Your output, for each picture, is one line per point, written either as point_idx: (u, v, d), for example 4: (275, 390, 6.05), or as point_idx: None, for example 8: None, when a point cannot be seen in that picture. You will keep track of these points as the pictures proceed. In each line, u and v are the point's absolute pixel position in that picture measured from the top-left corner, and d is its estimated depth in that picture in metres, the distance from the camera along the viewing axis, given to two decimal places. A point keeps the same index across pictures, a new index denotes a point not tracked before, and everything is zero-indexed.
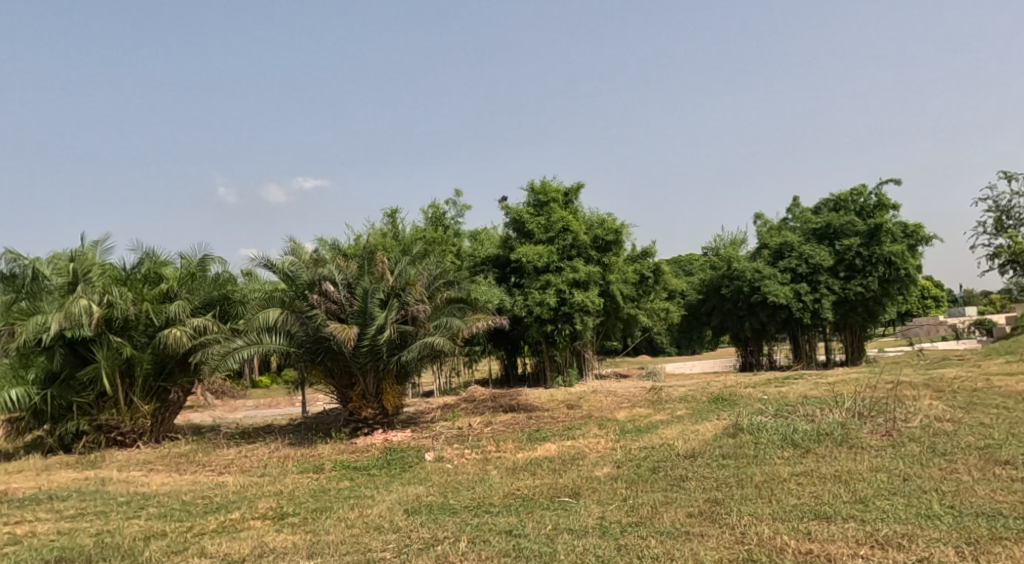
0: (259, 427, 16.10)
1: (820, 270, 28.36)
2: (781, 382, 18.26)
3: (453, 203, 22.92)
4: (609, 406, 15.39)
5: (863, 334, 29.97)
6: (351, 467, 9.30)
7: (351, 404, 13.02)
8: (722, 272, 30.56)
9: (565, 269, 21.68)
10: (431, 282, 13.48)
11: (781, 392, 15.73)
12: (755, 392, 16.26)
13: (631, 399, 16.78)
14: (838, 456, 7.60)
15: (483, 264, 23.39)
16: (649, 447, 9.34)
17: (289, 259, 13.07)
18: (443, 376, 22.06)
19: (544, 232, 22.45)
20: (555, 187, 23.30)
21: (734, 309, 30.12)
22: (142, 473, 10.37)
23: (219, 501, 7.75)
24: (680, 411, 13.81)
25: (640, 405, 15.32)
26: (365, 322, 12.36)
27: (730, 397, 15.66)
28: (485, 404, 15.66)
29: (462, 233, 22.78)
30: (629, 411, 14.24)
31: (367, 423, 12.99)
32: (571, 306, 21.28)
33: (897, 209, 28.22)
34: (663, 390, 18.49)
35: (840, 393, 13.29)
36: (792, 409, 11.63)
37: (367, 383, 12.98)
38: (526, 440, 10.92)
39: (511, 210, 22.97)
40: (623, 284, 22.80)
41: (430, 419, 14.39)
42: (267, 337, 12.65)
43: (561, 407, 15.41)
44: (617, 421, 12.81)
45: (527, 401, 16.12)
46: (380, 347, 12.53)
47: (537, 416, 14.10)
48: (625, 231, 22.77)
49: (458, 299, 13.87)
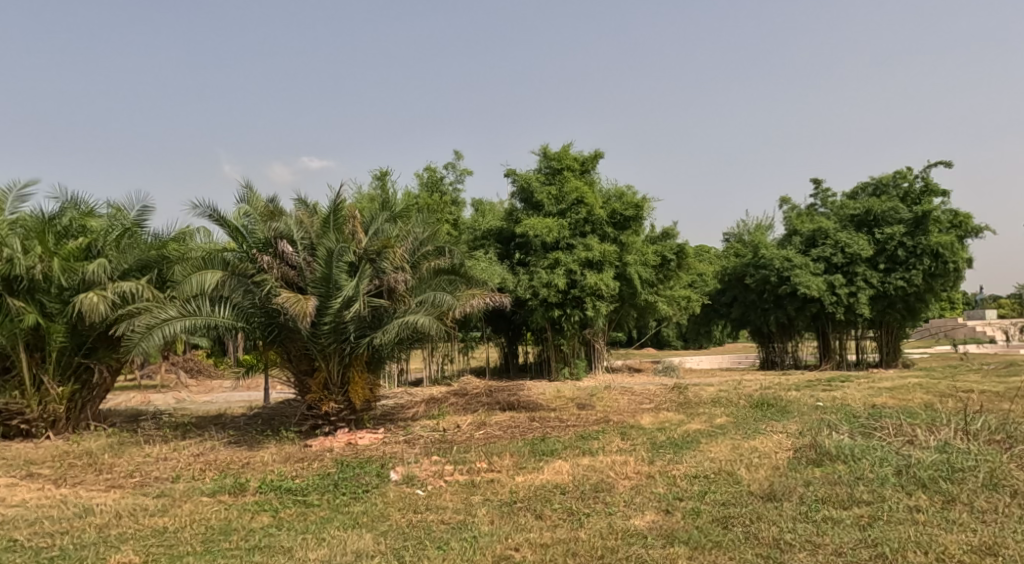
0: (205, 416, 13.41)
1: (857, 261, 25.56)
2: (827, 385, 15.58)
3: (452, 166, 20.08)
4: (629, 408, 12.68)
5: (899, 333, 27.33)
6: (284, 490, 6.62)
7: (309, 395, 10.33)
8: (747, 260, 27.77)
9: (577, 246, 19.08)
10: (415, 248, 10.78)
11: (834, 398, 13.05)
12: (802, 396, 13.58)
13: (653, 399, 14.13)
14: (1016, 517, 4.92)
15: (484, 239, 20.55)
16: (704, 477, 6.63)
17: (240, 211, 10.36)
18: (433, 363, 19.44)
19: (555, 203, 19.78)
20: (571, 153, 20.52)
21: (759, 301, 27.43)
22: (12, 481, 7.71)
23: (62, 548, 5.13)
24: (719, 418, 11.12)
25: (665, 408, 12.66)
26: (328, 292, 9.59)
27: (774, 401, 12.97)
28: (478, 399, 12.95)
29: (461, 201, 19.99)
30: (655, 416, 11.54)
31: (329, 421, 10.32)
32: (582, 288, 18.70)
33: (946, 196, 25.47)
34: (688, 389, 15.82)
35: (922, 406, 10.69)
36: (874, 425, 8.93)
37: (330, 370, 10.25)
38: (529, 454, 8.23)
39: (518, 176, 20.25)
40: (642, 267, 19.96)
41: (410, 417, 11.72)
42: (208, 307, 9.96)
43: (570, 407, 12.72)
44: (644, 429, 10.18)
45: (530, 396, 13.42)
46: (346, 326, 9.80)
47: (542, 418, 11.40)
48: (646, 206, 20.03)
49: (448, 271, 11.14)
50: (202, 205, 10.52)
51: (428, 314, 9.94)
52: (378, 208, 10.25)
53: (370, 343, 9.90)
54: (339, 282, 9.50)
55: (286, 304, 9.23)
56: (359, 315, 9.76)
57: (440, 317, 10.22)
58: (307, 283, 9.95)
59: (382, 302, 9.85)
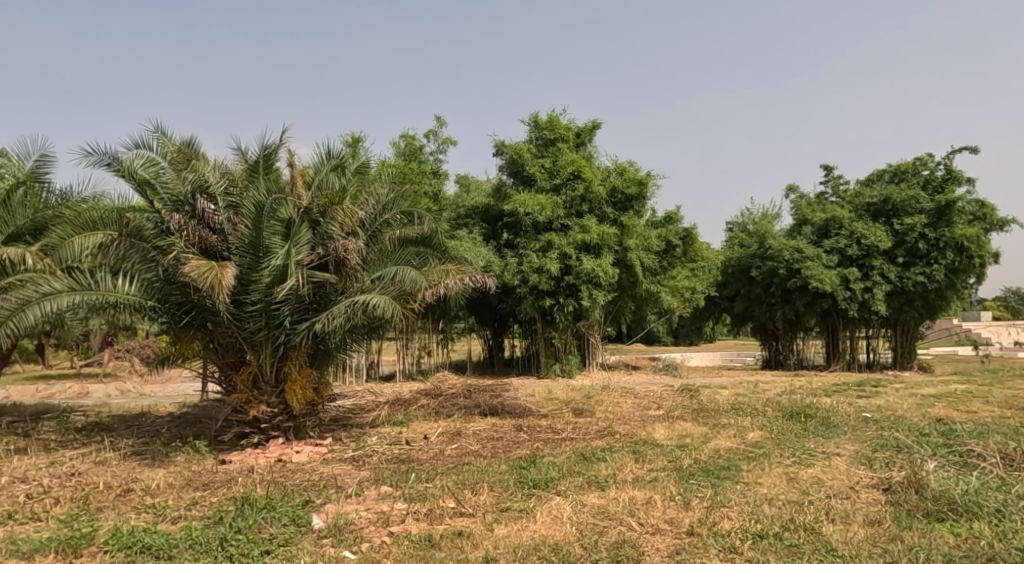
0: (121, 415, 11.01)
1: (874, 254, 23.42)
2: (860, 390, 13.47)
3: (432, 134, 17.69)
4: (635, 416, 10.46)
5: (916, 333, 25.24)
6: (142, 552, 4.37)
7: (234, 396, 8.03)
8: (754, 250, 25.52)
9: (572, 227, 16.89)
10: (376, 214, 8.47)
11: (877, 407, 10.92)
12: (839, 405, 11.42)
13: (661, 405, 11.93)
14: None
15: (467, 217, 18.08)
16: (778, 542, 4.44)
17: (144, 158, 7.95)
18: (408, 356, 17.17)
19: (548, 178, 17.57)
20: (565, 123, 18.30)
21: (764, 296, 25.23)
22: None
23: None
24: (750, 432, 8.93)
25: (680, 416, 10.47)
26: (256, 262, 7.28)
27: (809, 410, 10.79)
28: (453, 401, 10.71)
29: (442, 174, 17.63)
30: (670, 427, 9.33)
31: (259, 429, 8.07)
32: (577, 275, 16.53)
33: (970, 185, 23.43)
34: (699, 392, 13.63)
35: (1005, 424, 8.56)
36: (966, 448, 6.77)
37: (262, 364, 7.95)
38: (515, 486, 6.01)
39: (506, 147, 17.99)
40: (645, 253, 17.68)
41: (368, 425, 9.45)
42: (108, 280, 7.69)
43: (565, 413, 10.47)
44: (663, 447, 7.97)
45: (516, 399, 11.15)
46: (280, 308, 7.49)
47: (531, 430, 9.15)
48: (651, 183, 17.81)
49: (416, 243, 8.83)
50: (100, 151, 8.16)
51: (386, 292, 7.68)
52: (328, 156, 7.94)
53: (311, 331, 7.61)
54: (270, 245, 7.21)
55: (195, 275, 6.90)
56: (293, 292, 7.43)
57: (402, 297, 7.96)
58: (231, 251, 7.64)
59: (327, 278, 7.55)
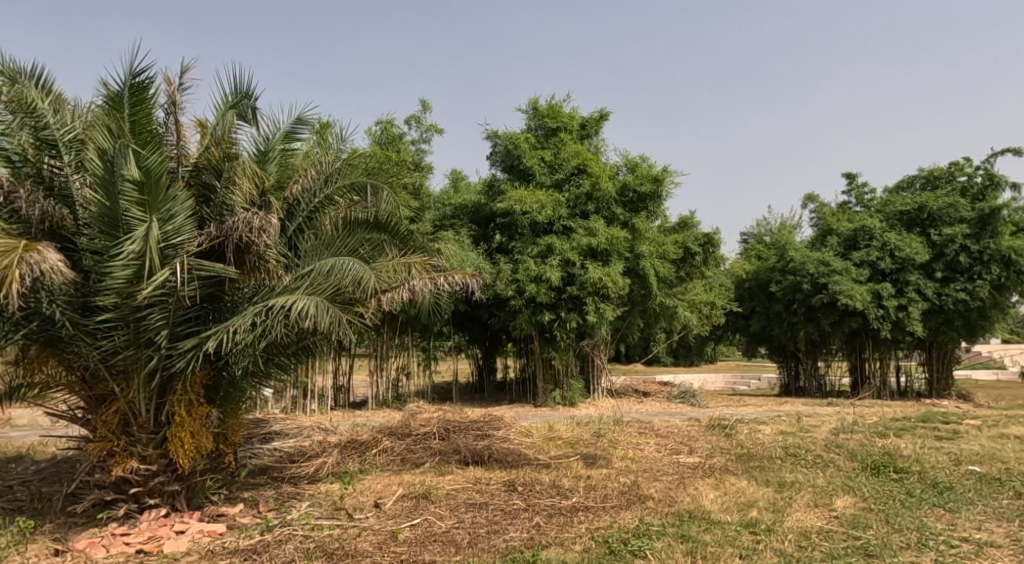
0: None
1: (909, 268, 19.97)
2: (935, 429, 10.87)
3: (414, 121, 15.11)
4: (664, 468, 7.88)
5: (953, 356, 22.65)
6: None
7: (90, 449, 5.41)
8: (773, 264, 22.38)
9: (576, 229, 14.44)
10: (314, 187, 6.08)
11: (976, 456, 8.33)
12: (925, 450, 8.82)
13: (692, 447, 9.36)
14: None
15: (454, 218, 15.55)
16: None
17: None
18: (383, 380, 14.59)
19: (549, 172, 15.12)
20: (568, 110, 15.83)
21: (784, 314, 22.08)
22: None
23: None
24: (833, 498, 6.36)
25: (726, 468, 7.91)
26: (109, 245, 4.73)
27: (892, 459, 8.22)
28: (426, 446, 8.14)
29: (426, 167, 15.15)
30: (720, 488, 6.78)
31: (128, 496, 5.49)
32: (582, 286, 14.01)
33: (1015, 191, 20.95)
34: (735, 428, 11.04)
35: None
36: None
37: (134, 400, 5.31)
38: None
39: (500, 137, 15.51)
40: (660, 262, 15.15)
41: (303, 486, 6.88)
42: None
43: (573, 462, 7.92)
44: (725, 529, 5.45)
45: (509, 441, 8.56)
46: (147, 317, 4.90)
47: (527, 492, 6.61)
48: (667, 180, 15.31)
49: (368, 227, 6.29)
50: None
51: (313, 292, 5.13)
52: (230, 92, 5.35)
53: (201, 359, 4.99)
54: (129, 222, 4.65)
55: None
56: (167, 291, 4.86)
57: (342, 298, 5.42)
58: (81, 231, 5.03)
59: (223, 273, 4.93)
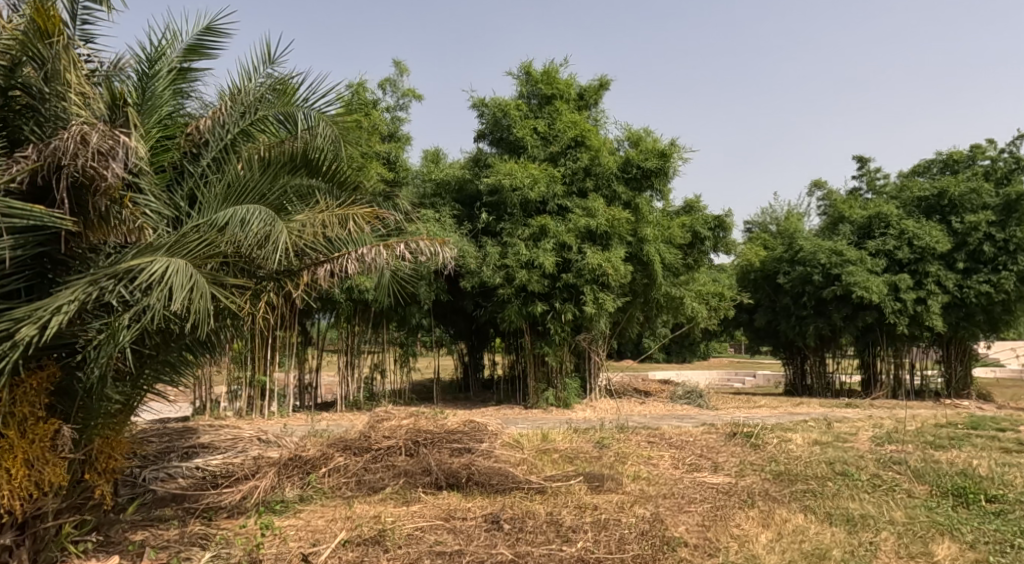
0: None
1: (928, 259, 17.98)
2: (996, 438, 9.24)
3: (389, 85, 13.36)
4: (690, 493, 6.21)
5: (971, 353, 21.13)
6: None
7: None
8: (781, 253, 20.57)
9: (573, 209, 12.74)
10: (223, 122, 4.52)
11: None
12: (1004, 468, 7.20)
13: (718, 462, 7.67)
14: None
15: (436, 196, 13.80)
16: None
17: None
18: (352, 378, 12.83)
19: (543, 145, 13.45)
20: (565, 77, 14.12)
21: (792, 307, 20.38)
22: None
23: None
24: (930, 543, 4.74)
25: (770, 492, 6.24)
26: None
27: (975, 480, 6.58)
28: (388, 465, 6.44)
29: (403, 138, 13.40)
30: (773, 526, 5.13)
31: None
32: (579, 272, 12.34)
33: None
34: (760, 437, 9.37)
35: None
36: None
37: None
38: None
39: (487, 105, 13.78)
40: (665, 247, 13.56)
41: (218, 523, 5.17)
42: None
43: (573, 486, 6.25)
44: None
45: (494, 456, 6.87)
46: None
47: (517, 533, 4.94)
48: (674, 155, 13.62)
49: (300, 174, 4.65)
50: None
51: (182, 251, 3.53)
52: None
53: (15, 355, 3.28)
54: None
55: None
56: None
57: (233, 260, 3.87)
58: None
59: (52, 223, 3.21)
